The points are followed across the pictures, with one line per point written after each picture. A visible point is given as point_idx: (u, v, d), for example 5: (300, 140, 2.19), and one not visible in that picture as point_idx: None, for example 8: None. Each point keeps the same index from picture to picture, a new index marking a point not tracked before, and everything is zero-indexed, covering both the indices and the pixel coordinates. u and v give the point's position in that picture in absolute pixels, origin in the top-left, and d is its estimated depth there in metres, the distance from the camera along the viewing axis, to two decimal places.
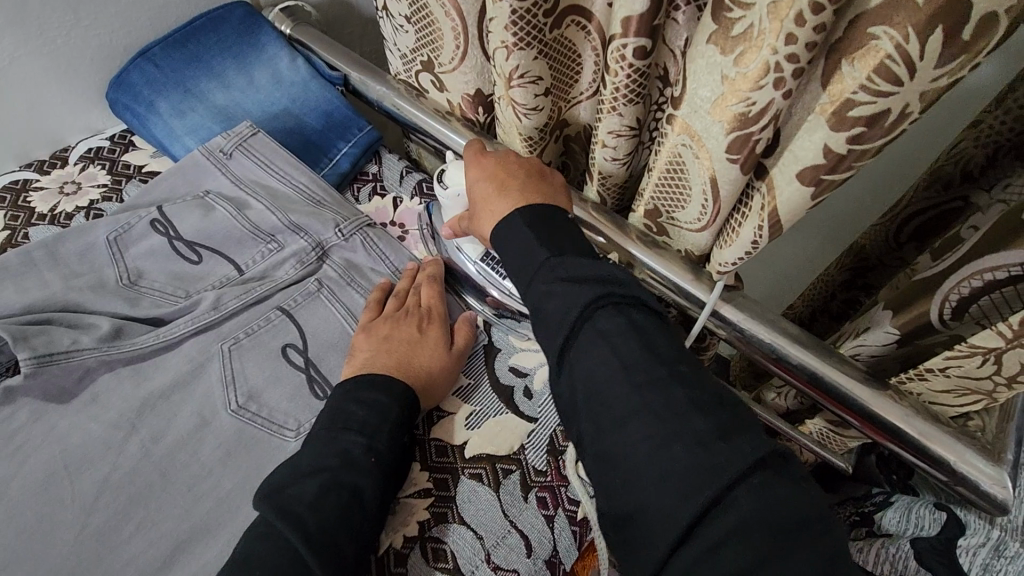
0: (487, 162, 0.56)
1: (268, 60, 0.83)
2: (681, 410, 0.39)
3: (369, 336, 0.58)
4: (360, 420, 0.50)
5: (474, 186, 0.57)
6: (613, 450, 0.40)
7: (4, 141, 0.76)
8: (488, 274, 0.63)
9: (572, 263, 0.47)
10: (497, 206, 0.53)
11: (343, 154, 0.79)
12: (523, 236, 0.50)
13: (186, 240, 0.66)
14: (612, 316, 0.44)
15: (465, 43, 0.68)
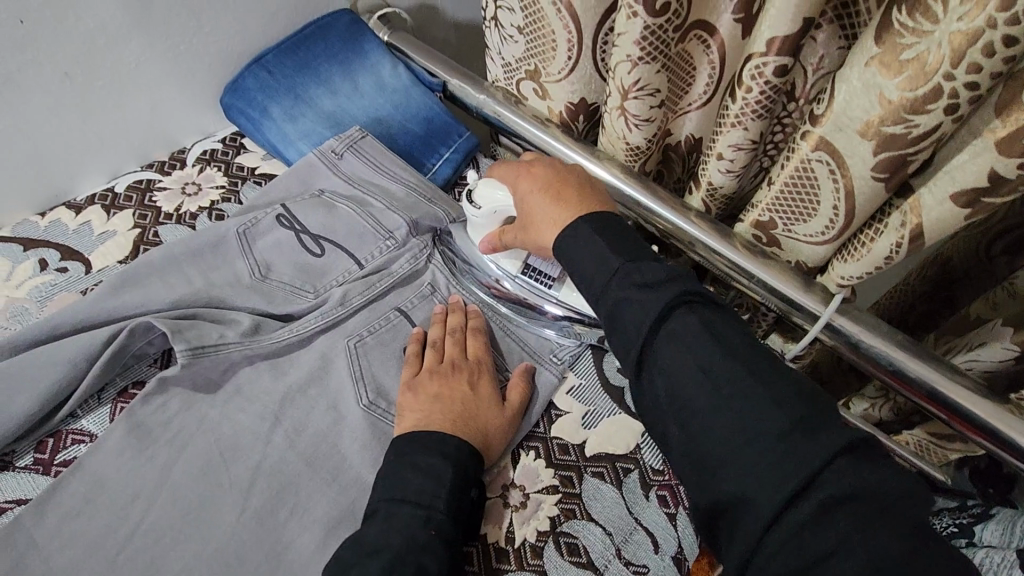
0: (540, 173, 0.57)
1: (372, 66, 0.86)
2: (748, 392, 0.40)
3: (417, 394, 0.57)
4: (414, 485, 0.49)
5: (524, 194, 0.57)
6: (704, 444, 0.41)
7: (127, 140, 0.79)
8: (529, 286, 0.66)
9: (643, 270, 0.46)
10: (558, 212, 0.53)
11: (444, 161, 0.82)
12: (592, 240, 0.49)
13: (311, 233, 0.69)
14: (685, 315, 0.44)
15: (577, 53, 0.69)
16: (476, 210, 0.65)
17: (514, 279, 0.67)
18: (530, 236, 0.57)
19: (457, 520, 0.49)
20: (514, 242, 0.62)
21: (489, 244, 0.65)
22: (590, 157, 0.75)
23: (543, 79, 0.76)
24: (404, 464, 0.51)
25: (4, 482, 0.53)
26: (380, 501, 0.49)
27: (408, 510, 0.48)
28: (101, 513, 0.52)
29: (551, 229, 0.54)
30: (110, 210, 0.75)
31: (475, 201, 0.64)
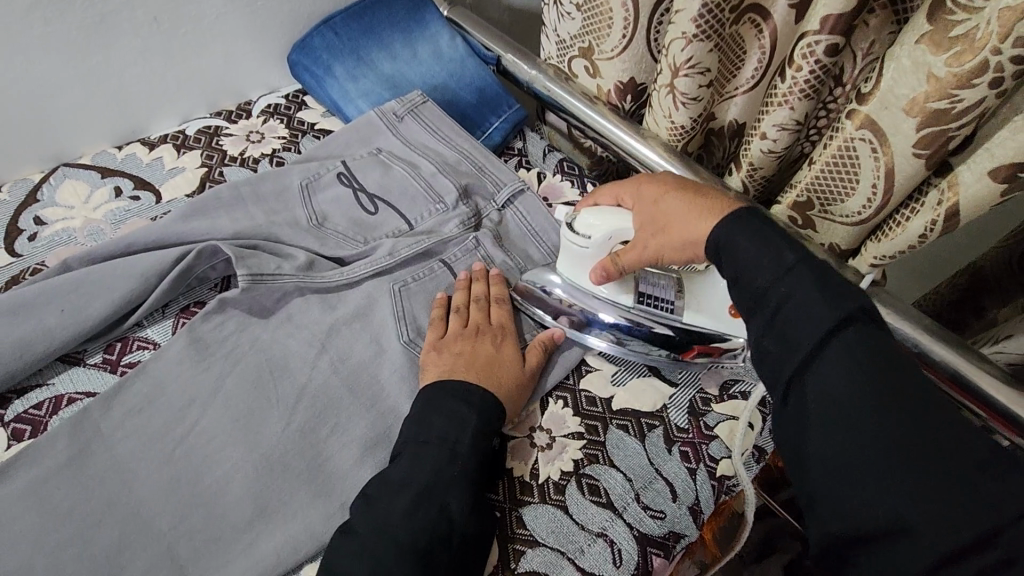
0: (665, 178, 0.55)
1: (431, 37, 0.90)
2: (903, 419, 0.38)
3: (441, 352, 0.60)
4: (438, 430, 0.53)
5: (653, 203, 0.54)
6: (851, 468, 0.38)
7: (200, 88, 0.84)
8: (647, 314, 0.61)
9: (817, 275, 0.42)
10: (705, 209, 0.50)
11: (494, 128, 0.86)
12: (754, 244, 0.45)
13: (368, 192, 0.74)
14: (854, 334, 0.40)
15: (632, 32, 0.72)
16: (586, 241, 0.59)
17: (630, 310, 0.62)
18: (665, 245, 0.53)
19: (479, 463, 0.53)
20: (636, 261, 0.56)
21: (602, 272, 0.59)
22: (635, 136, 0.78)
23: (596, 56, 0.79)
24: (432, 407, 0.54)
25: (76, 376, 0.58)
26: (407, 443, 0.52)
27: (434, 453, 0.51)
28: (161, 411, 0.56)
29: (703, 226, 0.49)
30: (181, 149, 0.80)
31: (582, 231, 0.59)
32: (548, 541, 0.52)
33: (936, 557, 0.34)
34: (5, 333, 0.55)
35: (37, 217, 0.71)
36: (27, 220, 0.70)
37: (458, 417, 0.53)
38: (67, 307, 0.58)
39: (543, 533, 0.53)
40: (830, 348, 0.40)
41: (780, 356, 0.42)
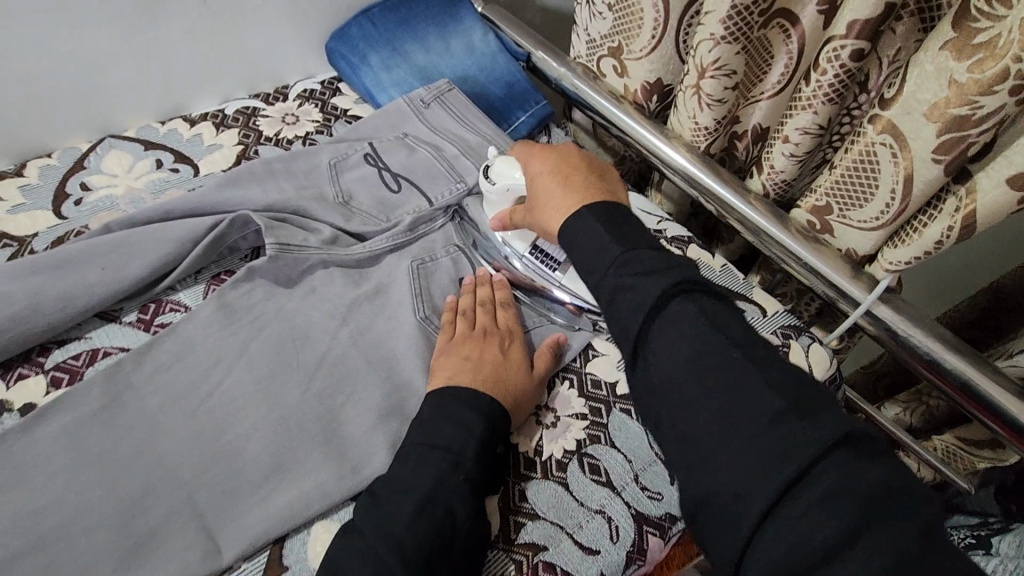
0: (552, 157, 0.61)
1: (465, 31, 0.92)
2: (768, 380, 0.42)
3: (450, 355, 0.59)
4: (448, 437, 0.51)
5: (534, 176, 0.61)
6: (698, 427, 0.42)
7: (241, 71, 0.88)
8: (533, 266, 0.68)
9: (641, 259, 0.49)
10: (564, 201, 0.57)
11: (521, 122, 0.88)
12: (593, 230, 0.53)
13: (392, 172, 0.76)
14: (681, 304, 0.46)
15: (661, 33, 0.74)
16: (492, 186, 0.67)
17: (521, 258, 0.69)
18: (536, 219, 0.61)
19: (484, 469, 0.52)
20: (524, 224, 0.65)
21: (499, 222, 0.67)
22: (659, 136, 0.79)
23: (624, 56, 0.81)
24: (441, 413, 0.53)
25: (112, 331, 0.61)
26: (412, 446, 0.51)
27: (439, 457, 0.50)
28: (188, 368, 0.58)
29: (557, 215, 0.57)
30: (220, 127, 0.84)
31: (492, 177, 0.66)
32: (548, 515, 0.54)
33: (762, 502, 0.37)
34: (49, 285, 0.58)
35: (82, 183, 0.74)
36: (73, 185, 0.74)
37: (468, 426, 0.52)
38: (108, 265, 0.61)
39: (544, 508, 0.54)
40: (709, 362, 0.44)
41: (623, 335, 0.48)
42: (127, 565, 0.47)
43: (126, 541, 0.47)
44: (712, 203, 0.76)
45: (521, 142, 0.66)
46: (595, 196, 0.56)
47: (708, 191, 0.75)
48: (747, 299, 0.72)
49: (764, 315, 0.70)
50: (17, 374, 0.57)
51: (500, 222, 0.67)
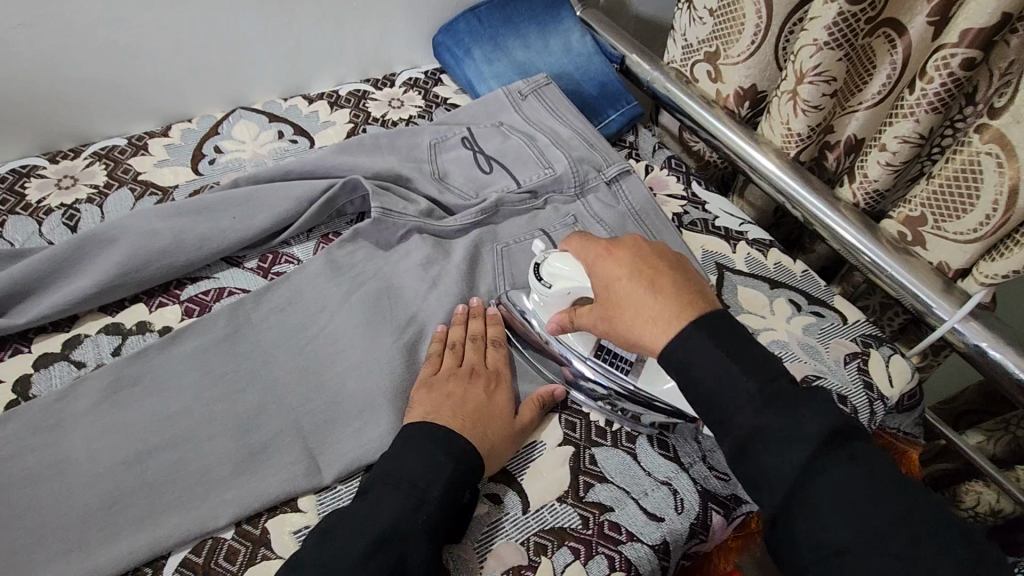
0: (626, 256, 0.50)
1: (564, 31, 0.97)
2: (876, 494, 0.39)
3: (429, 391, 0.57)
4: (411, 477, 0.49)
5: (604, 279, 0.51)
6: (822, 542, 0.39)
7: (357, 57, 0.96)
8: (603, 370, 0.60)
9: (746, 350, 0.44)
10: (660, 312, 0.46)
11: (612, 120, 0.91)
12: (713, 358, 0.43)
13: (486, 155, 0.81)
14: (809, 413, 0.41)
15: (762, 37, 0.76)
16: (547, 288, 0.60)
17: (583, 360, 0.61)
18: (613, 329, 0.50)
19: (445, 515, 0.49)
20: (586, 326, 0.55)
21: (557, 324, 0.59)
22: (749, 142, 0.80)
23: (721, 61, 0.83)
24: (406, 450, 0.51)
25: (236, 274, 0.68)
26: (376, 480, 0.49)
27: (402, 497, 0.48)
28: (297, 312, 0.64)
29: (653, 330, 0.46)
30: (333, 106, 0.92)
31: (545, 277, 0.60)
32: (615, 480, 0.56)
33: None
34: (189, 227, 0.66)
35: (216, 146, 0.83)
36: (208, 147, 0.83)
37: (433, 466, 0.50)
38: (237, 215, 0.68)
39: (612, 473, 0.56)
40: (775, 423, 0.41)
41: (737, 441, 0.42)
42: (241, 472, 0.53)
43: (240, 451, 0.54)
44: (798, 210, 0.76)
45: (579, 233, 0.56)
46: (693, 309, 0.46)
47: (795, 197, 0.76)
48: (826, 306, 0.72)
49: (844, 323, 0.70)
50: (157, 301, 0.64)
51: (556, 326, 0.59)
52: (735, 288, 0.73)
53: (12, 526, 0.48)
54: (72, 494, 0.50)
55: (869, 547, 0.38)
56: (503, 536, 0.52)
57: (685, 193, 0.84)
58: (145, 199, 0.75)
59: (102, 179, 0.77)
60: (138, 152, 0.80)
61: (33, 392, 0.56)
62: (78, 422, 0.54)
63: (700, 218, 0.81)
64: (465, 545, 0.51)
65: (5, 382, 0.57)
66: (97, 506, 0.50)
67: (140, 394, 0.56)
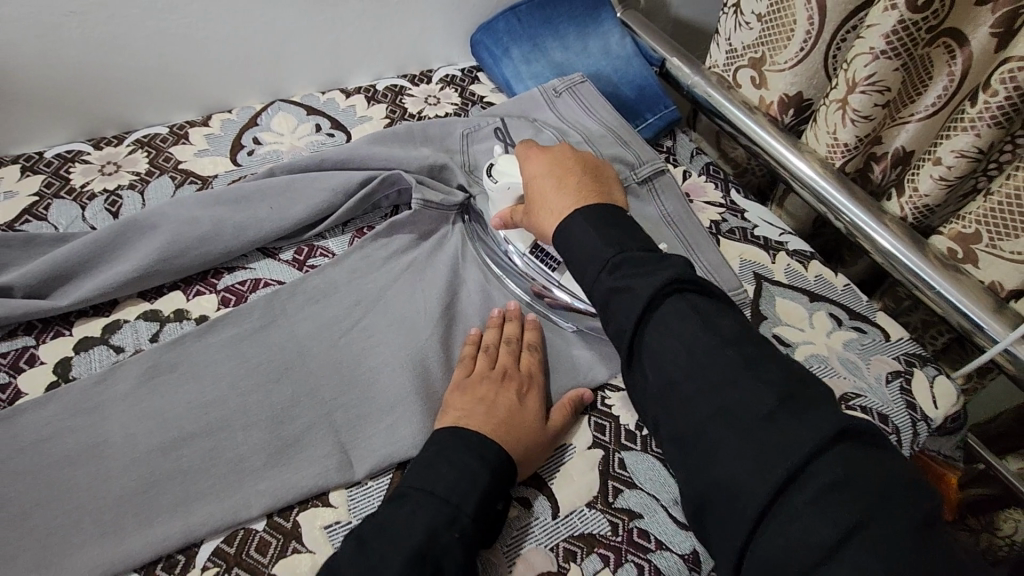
0: (546, 159, 0.62)
1: (604, 34, 0.95)
2: (734, 374, 0.43)
3: (461, 394, 0.56)
4: (447, 485, 0.47)
5: (531, 179, 0.62)
6: (689, 426, 0.44)
7: (395, 53, 0.96)
8: (534, 265, 0.66)
9: (631, 260, 0.50)
10: (562, 203, 0.57)
11: (649, 124, 0.90)
12: (587, 239, 0.52)
13: (518, 149, 0.79)
14: (678, 308, 0.47)
15: (813, 42, 0.74)
16: (494, 184, 0.68)
17: (523, 258, 0.67)
18: (531, 218, 0.61)
19: (479, 527, 0.46)
20: (524, 224, 0.63)
21: (500, 221, 0.66)
22: (791, 150, 0.78)
23: (766, 67, 0.81)
24: (441, 457, 0.49)
25: (272, 265, 0.68)
26: (410, 489, 0.47)
27: (436, 508, 0.46)
28: (332, 304, 0.64)
29: (553, 218, 0.58)
30: (370, 101, 0.92)
31: (493, 174, 0.68)
32: (646, 487, 0.55)
33: (756, 503, 0.37)
34: (228, 217, 0.67)
35: (255, 137, 0.84)
36: (247, 138, 0.83)
37: (469, 474, 0.48)
38: (275, 206, 0.69)
39: (644, 481, 0.55)
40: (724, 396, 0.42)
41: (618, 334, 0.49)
42: (274, 463, 0.53)
43: (274, 443, 0.54)
44: (841, 221, 0.74)
45: (527, 140, 0.67)
46: (589, 198, 0.57)
47: (839, 208, 0.73)
48: (868, 321, 0.70)
49: (886, 339, 0.68)
50: (195, 289, 0.65)
51: (502, 225, 0.66)
52: (773, 298, 0.71)
53: (50, 506, 0.49)
54: (109, 478, 0.50)
55: (743, 499, 0.38)
56: (533, 541, 0.51)
57: (724, 200, 0.82)
58: (185, 187, 0.76)
59: (143, 166, 0.77)
60: (179, 141, 0.81)
61: (72, 374, 0.57)
62: (115, 407, 0.54)
63: (739, 226, 0.79)
64: (494, 549, 0.50)
65: (46, 363, 0.57)
66: (133, 491, 0.50)
67: (176, 381, 0.57)
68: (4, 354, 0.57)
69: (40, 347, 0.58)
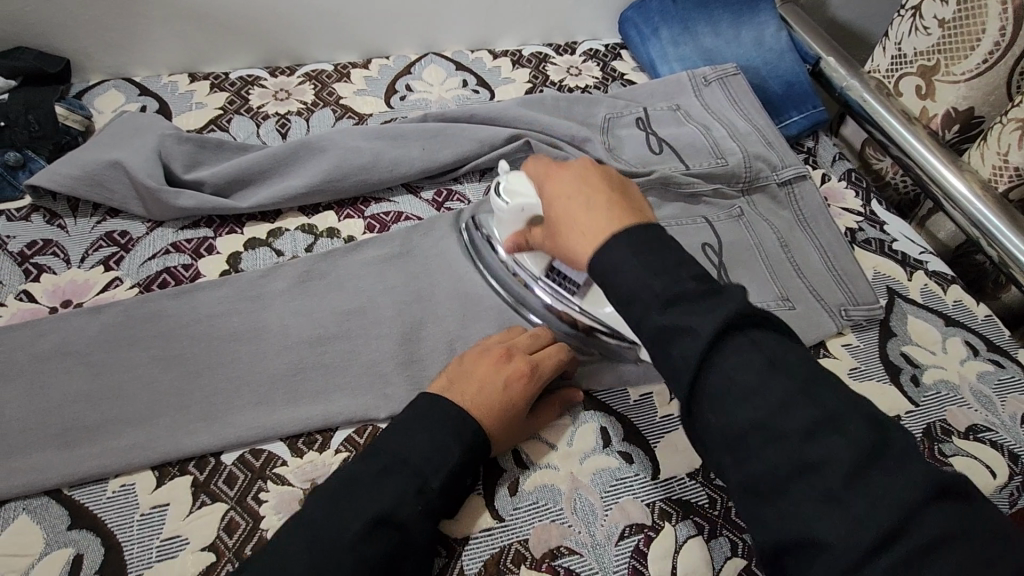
0: (564, 178, 0.50)
1: (759, 23, 0.93)
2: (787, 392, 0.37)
3: (461, 364, 0.54)
4: (416, 455, 0.46)
5: (551, 197, 0.50)
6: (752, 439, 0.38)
7: (546, 21, 0.98)
8: (551, 289, 0.62)
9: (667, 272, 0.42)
10: (596, 224, 0.45)
11: (793, 122, 0.87)
12: (619, 255, 0.42)
13: (658, 138, 0.80)
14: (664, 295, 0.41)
15: (998, 59, 0.72)
16: (504, 204, 0.59)
17: (537, 279, 0.62)
18: (557, 245, 0.50)
19: (443, 501, 0.47)
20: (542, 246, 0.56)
21: (513, 243, 0.60)
22: (949, 165, 0.74)
23: (937, 77, 0.78)
24: (419, 422, 0.48)
25: (414, 202, 0.73)
26: (378, 448, 0.47)
27: (403, 476, 0.45)
28: (464, 245, 0.69)
29: (583, 243, 0.46)
30: (515, 65, 0.95)
31: (504, 195, 0.59)
32: None
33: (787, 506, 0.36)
34: (385, 150, 0.72)
35: (407, 84, 0.89)
36: (401, 84, 0.89)
37: (441, 449, 0.47)
38: (427, 147, 0.74)
39: None
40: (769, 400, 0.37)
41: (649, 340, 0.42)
42: (403, 375, 0.58)
43: (404, 355, 0.59)
44: (993, 247, 0.69)
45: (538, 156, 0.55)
46: (626, 220, 0.45)
47: (993, 235, 0.69)
48: (1007, 356, 0.66)
49: None
50: (345, 212, 0.71)
51: (512, 247, 0.61)
52: (905, 316, 0.68)
53: (217, 372, 0.56)
54: (264, 359, 0.57)
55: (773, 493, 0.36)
56: (630, 493, 0.53)
57: (863, 210, 0.79)
58: (343, 121, 0.82)
59: (310, 97, 0.85)
60: (342, 79, 0.88)
61: (241, 266, 0.65)
62: (275, 299, 0.61)
63: (876, 237, 0.76)
64: (592, 491, 0.53)
65: (221, 254, 0.65)
66: (284, 373, 0.57)
67: (326, 287, 0.63)
68: (188, 240, 0.66)
69: (217, 239, 0.66)
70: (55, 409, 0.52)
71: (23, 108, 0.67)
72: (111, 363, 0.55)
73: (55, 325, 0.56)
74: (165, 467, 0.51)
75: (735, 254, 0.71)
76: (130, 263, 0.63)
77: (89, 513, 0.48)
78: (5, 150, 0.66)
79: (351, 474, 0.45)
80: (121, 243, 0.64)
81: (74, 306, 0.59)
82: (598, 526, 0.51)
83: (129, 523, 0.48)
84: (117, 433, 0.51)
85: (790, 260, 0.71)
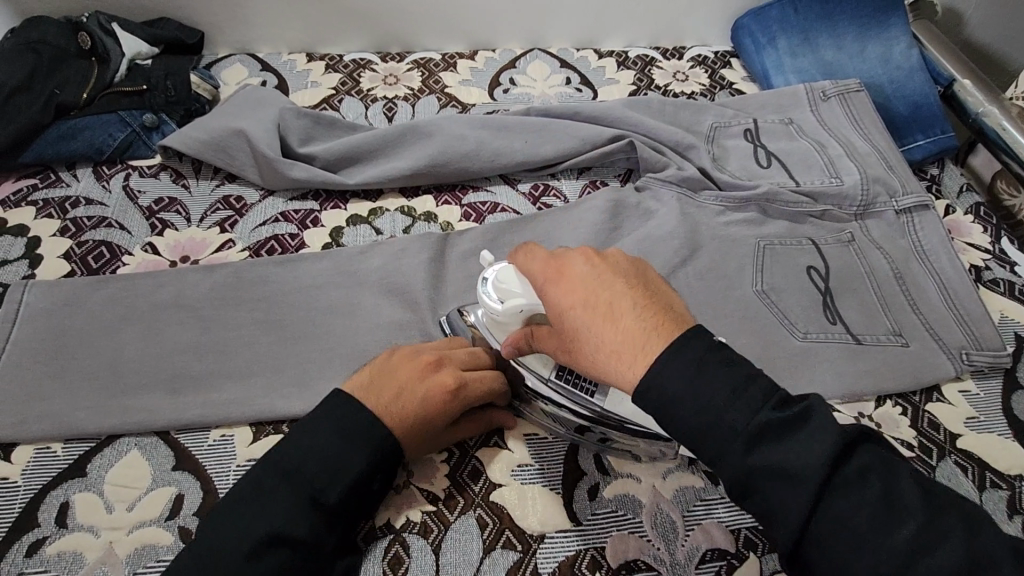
0: (577, 283, 0.43)
1: (888, 38, 0.87)
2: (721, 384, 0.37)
3: (388, 362, 0.51)
4: (315, 460, 0.44)
5: (563, 311, 0.43)
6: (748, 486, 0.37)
7: (656, 23, 0.96)
8: (565, 392, 0.52)
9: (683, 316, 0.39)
10: (630, 338, 0.39)
11: (918, 146, 0.81)
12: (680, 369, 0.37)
13: (767, 150, 0.77)
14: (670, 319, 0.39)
15: None
16: (499, 304, 0.50)
17: (547, 383, 0.52)
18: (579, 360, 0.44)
19: (344, 509, 0.44)
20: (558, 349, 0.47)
21: (512, 346, 0.50)
22: None
23: None
24: (325, 426, 0.46)
25: (510, 195, 0.73)
26: (285, 452, 0.45)
27: (296, 483, 0.43)
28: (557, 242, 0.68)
29: (627, 364, 0.39)
30: (620, 66, 0.93)
31: (494, 291, 0.51)
32: None
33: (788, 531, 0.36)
34: (489, 140, 0.73)
35: (511, 78, 0.89)
36: (504, 77, 0.89)
37: (340, 456, 0.45)
38: (529, 141, 0.74)
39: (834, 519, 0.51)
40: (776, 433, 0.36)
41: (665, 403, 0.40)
42: None
43: None
44: None
45: (534, 251, 0.47)
46: (671, 332, 0.39)
47: None
48: None
49: None
50: (443, 198, 0.72)
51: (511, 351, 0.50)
52: None
53: (315, 340, 0.58)
54: (358, 332, 0.59)
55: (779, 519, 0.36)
56: (716, 516, 0.51)
57: (991, 247, 0.73)
58: (447, 109, 0.84)
59: (417, 83, 0.87)
60: (448, 68, 0.90)
61: (342, 240, 0.67)
62: (371, 275, 0.63)
63: (1006, 278, 0.70)
64: (675, 508, 0.51)
65: (325, 227, 0.68)
66: (375, 347, 0.58)
67: (420, 269, 0.64)
68: (296, 210, 0.68)
69: (322, 212, 0.69)
70: (167, 355, 0.55)
71: (164, 74, 0.73)
72: (219, 319, 0.58)
73: (171, 278, 0.60)
74: (262, 423, 0.53)
75: (843, 280, 0.66)
76: (243, 227, 0.66)
77: (191, 457, 0.51)
78: (143, 111, 0.72)
79: (252, 489, 0.44)
80: (236, 208, 0.68)
81: (191, 262, 0.63)
82: (679, 545, 0.49)
83: (227, 472, 0.50)
84: (220, 386, 0.54)
85: (906, 295, 0.66)
